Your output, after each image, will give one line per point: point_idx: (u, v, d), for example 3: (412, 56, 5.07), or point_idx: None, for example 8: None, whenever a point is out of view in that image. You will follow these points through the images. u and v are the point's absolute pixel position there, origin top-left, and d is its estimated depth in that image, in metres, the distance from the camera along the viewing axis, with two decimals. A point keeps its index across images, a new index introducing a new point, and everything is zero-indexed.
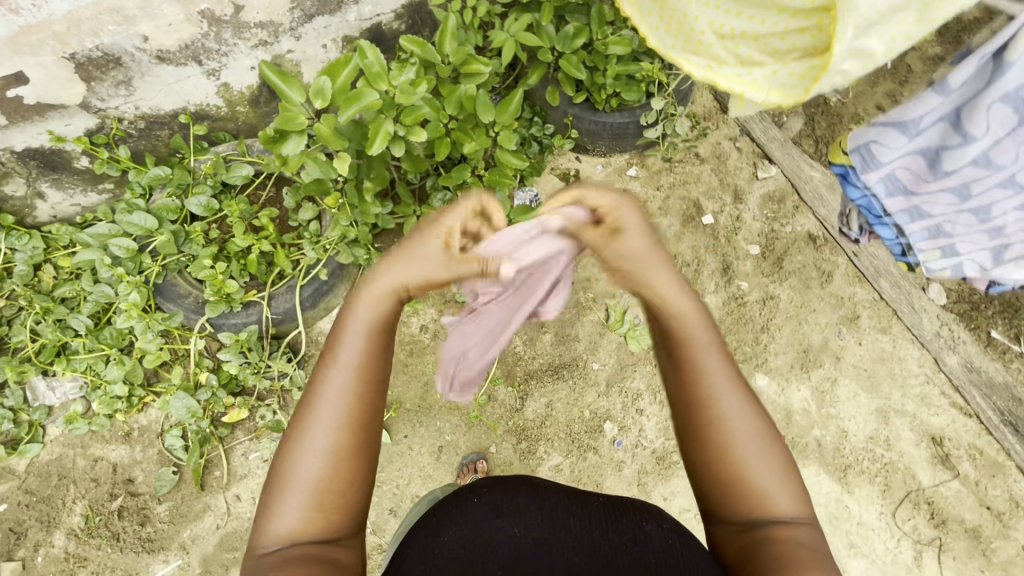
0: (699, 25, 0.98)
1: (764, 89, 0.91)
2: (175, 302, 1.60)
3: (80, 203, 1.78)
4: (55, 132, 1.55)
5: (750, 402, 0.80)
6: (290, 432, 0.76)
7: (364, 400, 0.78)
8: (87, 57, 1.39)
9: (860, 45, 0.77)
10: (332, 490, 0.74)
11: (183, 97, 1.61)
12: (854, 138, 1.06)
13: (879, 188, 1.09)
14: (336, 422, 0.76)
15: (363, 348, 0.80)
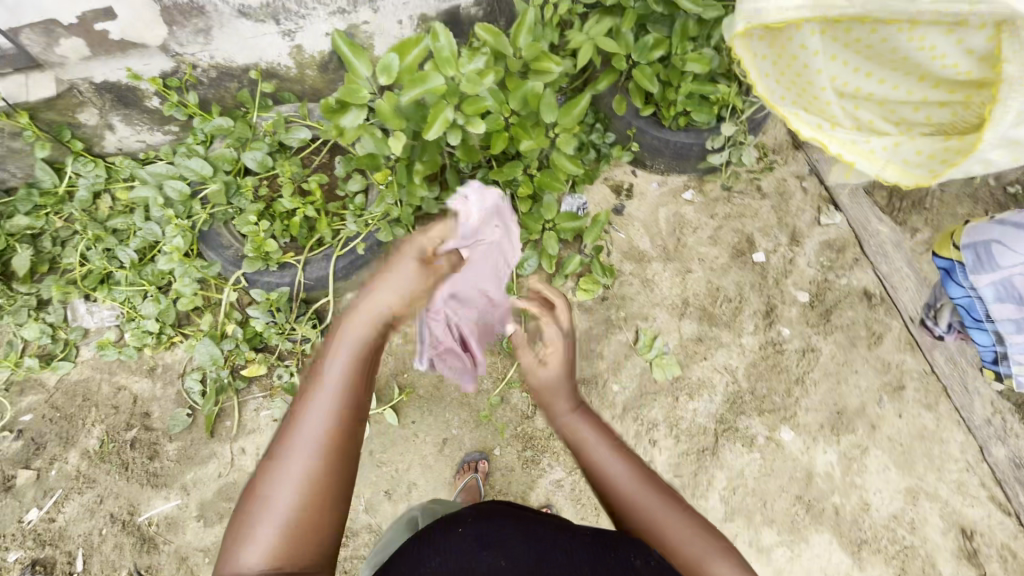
0: (821, 80, 1.14)
1: (889, 149, 1.07)
2: (217, 252, 1.63)
3: (145, 140, 1.85)
4: (133, 70, 1.61)
5: (649, 487, 0.86)
6: (272, 460, 0.80)
7: (345, 429, 0.82)
8: (174, 2, 1.46)
9: (1017, 134, 0.88)
10: (305, 522, 0.78)
11: (256, 53, 1.68)
12: (974, 236, 1.19)
13: (987, 290, 1.18)
14: (320, 464, 0.80)
15: (347, 378, 0.84)
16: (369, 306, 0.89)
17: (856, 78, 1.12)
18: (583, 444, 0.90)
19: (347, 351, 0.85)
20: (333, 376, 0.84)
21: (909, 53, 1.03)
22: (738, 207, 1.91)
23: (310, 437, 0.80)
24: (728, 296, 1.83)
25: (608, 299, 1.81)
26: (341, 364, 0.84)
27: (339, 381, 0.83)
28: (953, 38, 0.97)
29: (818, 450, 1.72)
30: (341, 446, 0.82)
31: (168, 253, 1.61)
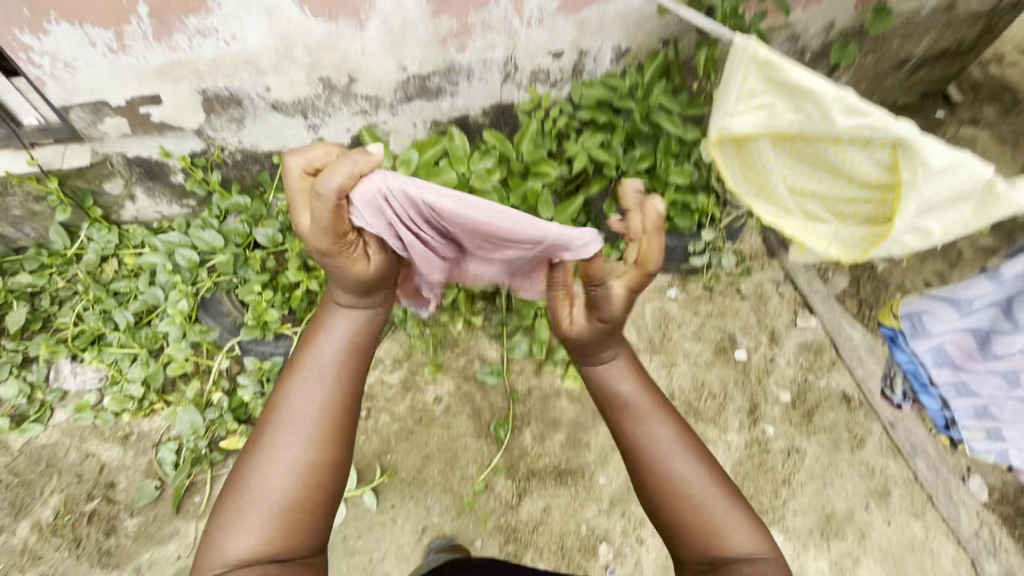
0: (774, 178, 1.05)
1: (827, 239, 1.04)
2: (215, 319, 1.69)
3: (161, 212, 1.95)
4: (165, 148, 1.75)
5: (698, 458, 0.95)
6: (263, 444, 0.88)
7: (333, 415, 0.92)
8: (216, 94, 1.64)
9: (924, 225, 0.85)
10: (296, 502, 0.85)
11: (281, 141, 1.85)
12: (906, 305, 1.08)
13: (926, 351, 1.06)
14: (312, 440, 0.89)
15: (337, 356, 0.99)
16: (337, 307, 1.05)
17: (795, 176, 1.04)
18: (617, 402, 1.03)
19: (337, 329, 1.02)
20: (320, 363, 0.96)
21: (835, 160, 0.96)
22: (719, 306, 2.02)
23: (304, 414, 0.91)
24: (713, 391, 1.87)
25: None
26: (328, 351, 0.99)
27: (329, 359, 0.97)
28: (862, 152, 0.90)
29: (808, 557, 1.67)
30: (330, 422, 0.92)
31: (169, 316, 1.66)
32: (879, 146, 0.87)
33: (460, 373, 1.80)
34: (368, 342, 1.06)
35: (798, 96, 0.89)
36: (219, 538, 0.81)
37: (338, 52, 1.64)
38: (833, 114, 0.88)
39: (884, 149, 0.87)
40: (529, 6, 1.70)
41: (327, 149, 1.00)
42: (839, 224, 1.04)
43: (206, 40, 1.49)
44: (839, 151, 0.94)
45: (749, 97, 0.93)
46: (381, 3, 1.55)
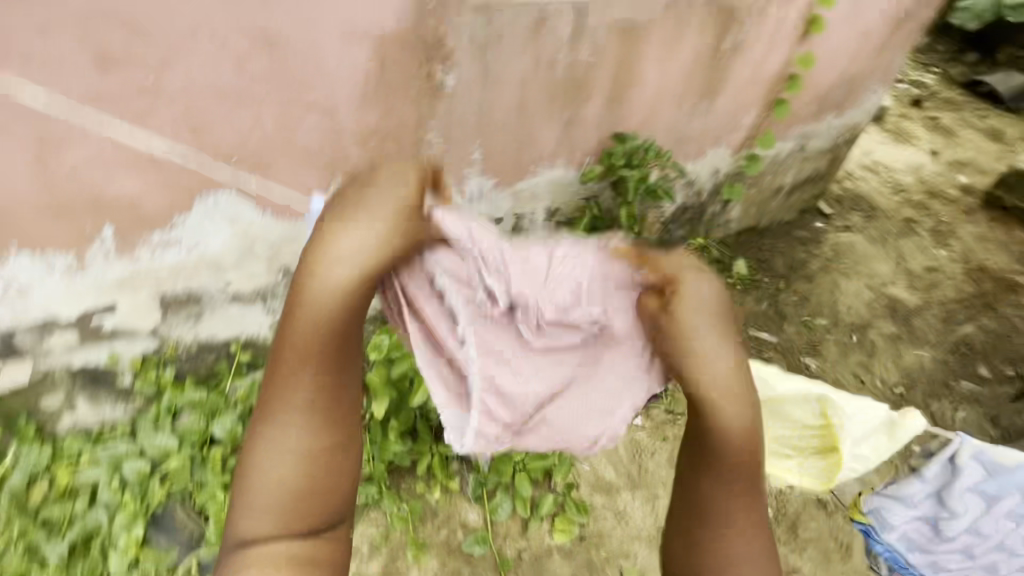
0: None
1: (796, 474, 1.04)
2: (171, 535, 1.62)
3: (104, 417, 1.78)
4: (115, 352, 1.71)
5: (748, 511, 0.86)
6: (265, 417, 0.81)
7: (326, 394, 0.82)
8: (174, 295, 1.67)
9: (859, 452, 1.04)
10: (299, 491, 0.80)
11: (240, 328, 1.85)
12: (867, 503, 1.29)
13: (897, 542, 1.29)
14: (310, 421, 0.81)
15: (326, 311, 0.80)
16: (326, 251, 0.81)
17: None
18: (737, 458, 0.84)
19: (318, 287, 0.80)
20: (309, 326, 0.80)
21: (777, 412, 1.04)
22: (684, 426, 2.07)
23: (303, 393, 0.81)
24: None
25: (587, 537, 1.78)
26: (320, 302, 0.80)
27: (317, 326, 0.80)
28: (796, 403, 1.04)
29: None
30: (327, 403, 0.82)
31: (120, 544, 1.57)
32: (808, 397, 1.04)
33: (444, 547, 1.71)
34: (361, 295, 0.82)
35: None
36: (241, 505, 0.80)
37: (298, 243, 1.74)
38: (772, 383, 1.05)
39: (813, 398, 1.04)
40: (470, 187, 1.95)
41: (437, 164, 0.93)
42: (799, 458, 1.04)
43: (169, 250, 1.57)
44: (781, 404, 1.04)
45: None
46: None
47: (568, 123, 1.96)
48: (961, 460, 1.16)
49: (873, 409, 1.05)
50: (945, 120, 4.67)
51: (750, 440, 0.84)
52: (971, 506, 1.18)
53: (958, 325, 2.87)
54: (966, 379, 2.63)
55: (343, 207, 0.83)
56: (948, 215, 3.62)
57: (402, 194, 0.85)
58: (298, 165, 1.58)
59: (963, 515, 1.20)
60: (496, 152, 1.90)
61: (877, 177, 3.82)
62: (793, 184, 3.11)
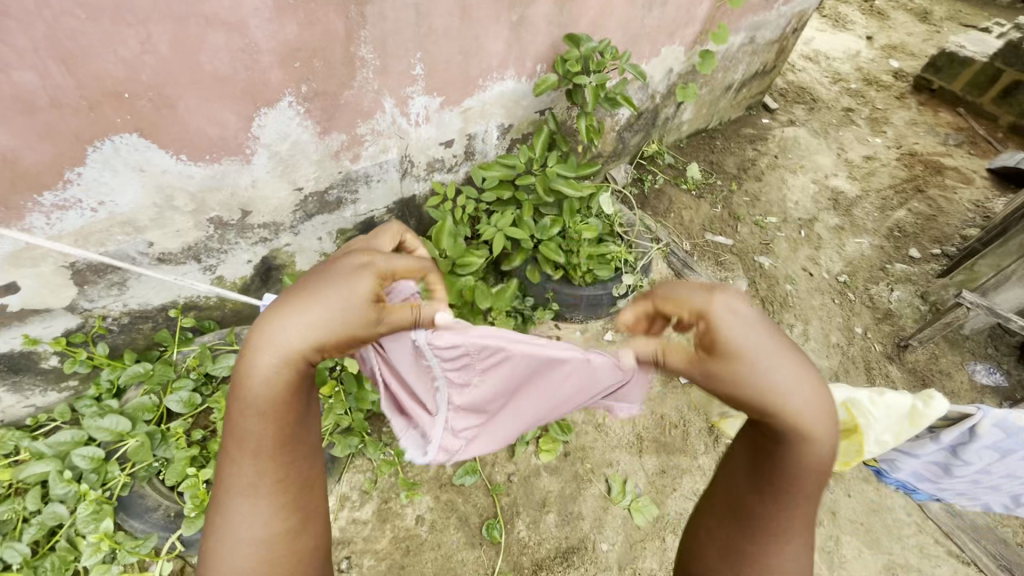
0: None
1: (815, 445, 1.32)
2: (142, 519, 1.47)
3: (35, 404, 1.64)
4: (30, 335, 1.49)
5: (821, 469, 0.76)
6: (224, 487, 0.79)
7: (289, 455, 0.81)
8: (88, 263, 1.44)
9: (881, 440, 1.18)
10: (279, 550, 0.79)
11: (175, 291, 1.66)
12: (879, 452, 1.34)
13: (907, 476, 1.35)
14: (270, 509, 0.79)
15: (267, 401, 0.76)
16: (273, 340, 0.75)
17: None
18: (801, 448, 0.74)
19: (251, 383, 0.75)
20: (257, 398, 0.76)
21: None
22: None
23: (260, 459, 0.78)
24: (674, 421, 1.98)
25: (571, 453, 1.85)
26: (264, 381, 0.76)
27: (264, 411, 0.77)
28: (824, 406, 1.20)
29: None
30: (289, 472, 0.81)
31: (90, 543, 1.39)
32: (834, 402, 1.19)
33: (435, 482, 1.72)
34: (299, 383, 0.79)
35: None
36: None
37: (226, 190, 1.54)
38: None
39: (837, 402, 1.19)
40: (414, 107, 1.74)
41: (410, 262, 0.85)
42: None
43: (69, 212, 1.32)
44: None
45: None
46: (265, 134, 1.50)
47: (517, 24, 1.75)
48: (979, 430, 1.13)
49: (900, 403, 1.14)
50: (877, 3, 4.64)
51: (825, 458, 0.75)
52: (984, 458, 1.19)
53: (892, 211, 3.02)
54: (900, 261, 2.80)
55: (286, 297, 0.77)
56: (883, 102, 3.70)
57: (360, 282, 0.80)
58: (209, 98, 1.34)
59: (974, 463, 1.21)
60: (440, 65, 1.68)
61: (816, 67, 3.81)
62: (743, 79, 3.03)
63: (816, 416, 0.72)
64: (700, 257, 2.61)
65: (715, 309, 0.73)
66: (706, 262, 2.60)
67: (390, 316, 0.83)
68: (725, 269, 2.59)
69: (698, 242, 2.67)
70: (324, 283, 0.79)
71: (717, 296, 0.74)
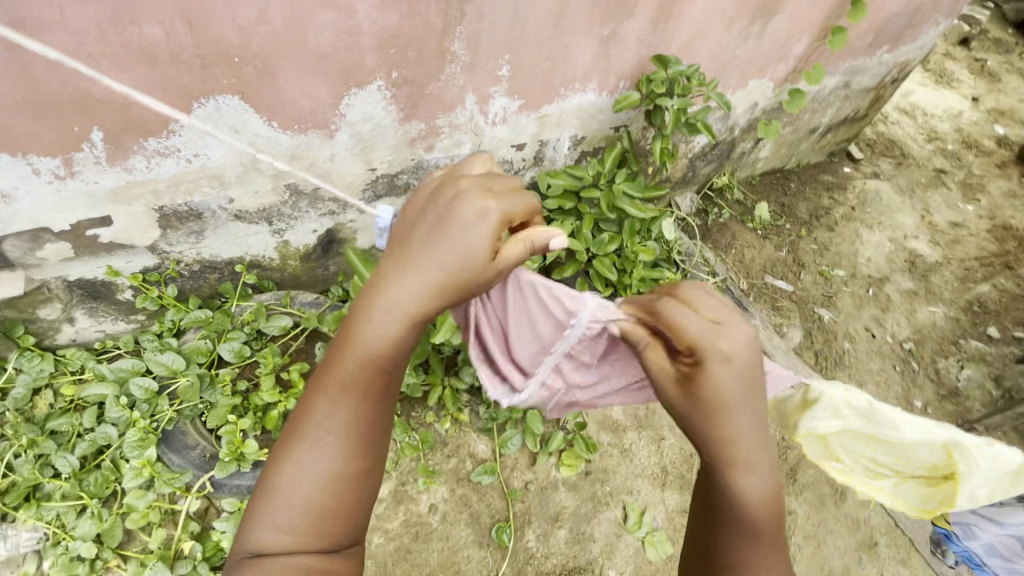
0: (852, 448, 1.08)
1: (888, 493, 1.13)
2: (182, 455, 1.55)
3: (105, 330, 1.76)
4: (113, 267, 1.61)
5: (770, 483, 0.82)
6: (314, 411, 0.88)
7: (376, 402, 0.90)
8: (174, 210, 1.54)
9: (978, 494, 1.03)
10: (344, 480, 0.87)
11: (244, 248, 1.76)
12: (957, 514, 1.41)
13: (978, 548, 1.40)
14: (341, 450, 0.87)
15: (377, 354, 0.87)
16: (408, 285, 0.88)
17: (861, 466, 1.10)
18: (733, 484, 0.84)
19: (376, 327, 0.87)
20: (367, 343, 0.87)
21: (897, 446, 1.04)
22: None
23: (353, 396, 0.88)
24: (703, 461, 1.91)
25: (592, 473, 1.81)
26: (379, 333, 0.87)
27: (369, 358, 0.87)
28: (921, 443, 1.02)
29: None
30: (372, 417, 0.90)
31: (134, 468, 1.51)
32: (936, 443, 1.01)
33: (453, 475, 1.73)
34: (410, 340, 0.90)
35: (868, 411, 1.01)
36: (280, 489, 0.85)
37: (307, 160, 1.62)
38: (906, 429, 1.00)
39: (941, 442, 1.01)
40: (493, 106, 1.78)
41: (526, 205, 0.95)
42: (896, 479, 1.11)
43: (166, 159, 1.43)
44: (906, 443, 1.03)
45: (838, 413, 1.03)
46: (351, 113, 1.57)
47: (607, 39, 1.76)
48: None
49: (1009, 459, 1.00)
50: (989, 63, 4.36)
51: (766, 497, 0.82)
52: None
53: (975, 284, 2.81)
54: (975, 338, 2.61)
55: (416, 245, 0.90)
56: (981, 168, 3.46)
57: (480, 235, 0.90)
58: (306, 71, 1.41)
59: None
60: (526, 69, 1.71)
61: (911, 122, 3.61)
62: (830, 124, 2.92)
63: (750, 449, 0.81)
64: (756, 299, 2.52)
65: (713, 350, 0.81)
66: (761, 304, 2.51)
67: (505, 258, 0.93)
68: (781, 315, 2.49)
69: (756, 283, 2.58)
70: (453, 226, 0.90)
71: (728, 326, 0.83)
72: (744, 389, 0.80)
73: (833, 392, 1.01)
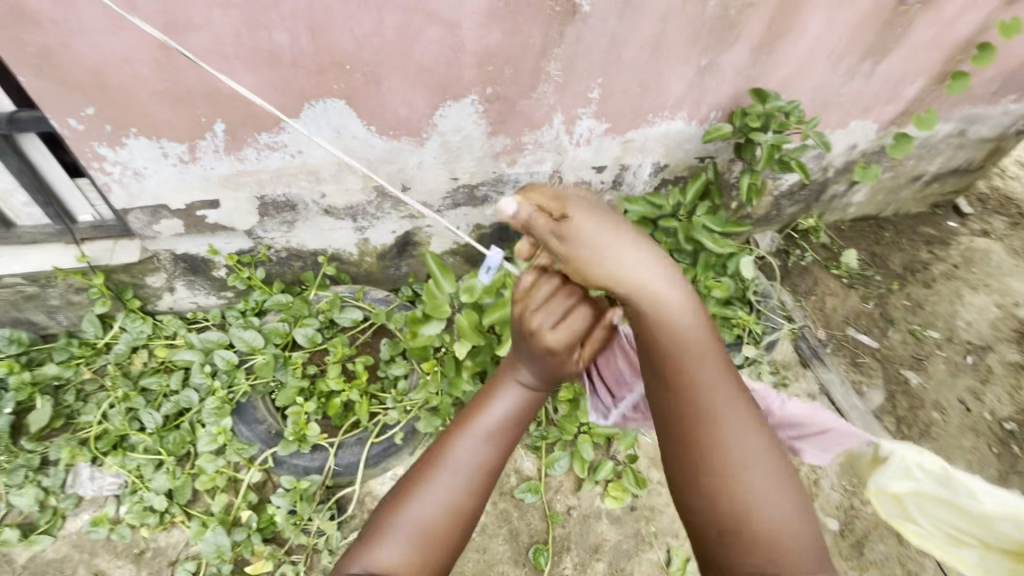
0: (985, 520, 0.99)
1: (976, 566, 1.05)
2: (250, 428, 1.65)
3: (198, 302, 1.92)
4: (214, 246, 1.76)
5: (700, 323, 0.81)
6: (443, 449, 0.94)
7: (495, 456, 0.94)
8: (273, 200, 1.67)
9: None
10: (451, 522, 0.89)
11: (328, 241, 1.87)
12: None
13: None
14: (465, 491, 0.91)
15: (505, 420, 0.97)
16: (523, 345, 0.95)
17: (943, 530, 1.06)
18: (692, 391, 0.80)
19: (507, 398, 0.98)
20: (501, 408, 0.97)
21: (984, 518, 0.99)
22: None
23: (479, 442, 0.94)
24: None
25: (638, 509, 1.75)
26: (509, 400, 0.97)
27: (503, 419, 0.96)
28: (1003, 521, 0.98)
29: None
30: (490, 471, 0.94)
31: (210, 434, 1.62)
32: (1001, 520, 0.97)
33: (497, 488, 1.73)
34: (526, 415, 1.00)
35: (942, 476, 1.00)
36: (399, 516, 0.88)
37: (396, 164, 1.71)
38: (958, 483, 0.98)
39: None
40: (579, 127, 1.79)
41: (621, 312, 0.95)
42: (983, 550, 1.03)
43: (274, 153, 1.55)
44: (987, 517, 0.99)
45: (910, 477, 1.04)
46: (443, 124, 1.64)
47: (704, 69, 1.73)
48: None
49: None
50: None
51: (683, 313, 0.79)
52: None
53: None
54: None
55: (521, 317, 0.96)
56: None
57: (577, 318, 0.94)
58: (408, 82, 1.49)
59: None
60: (617, 94, 1.72)
61: None
62: (936, 173, 2.70)
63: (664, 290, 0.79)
64: (834, 351, 2.36)
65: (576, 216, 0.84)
66: (839, 358, 2.35)
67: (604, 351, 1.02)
68: (861, 372, 2.32)
69: (836, 335, 2.41)
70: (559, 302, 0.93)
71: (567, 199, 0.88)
72: (612, 233, 0.82)
73: (901, 451, 1.03)
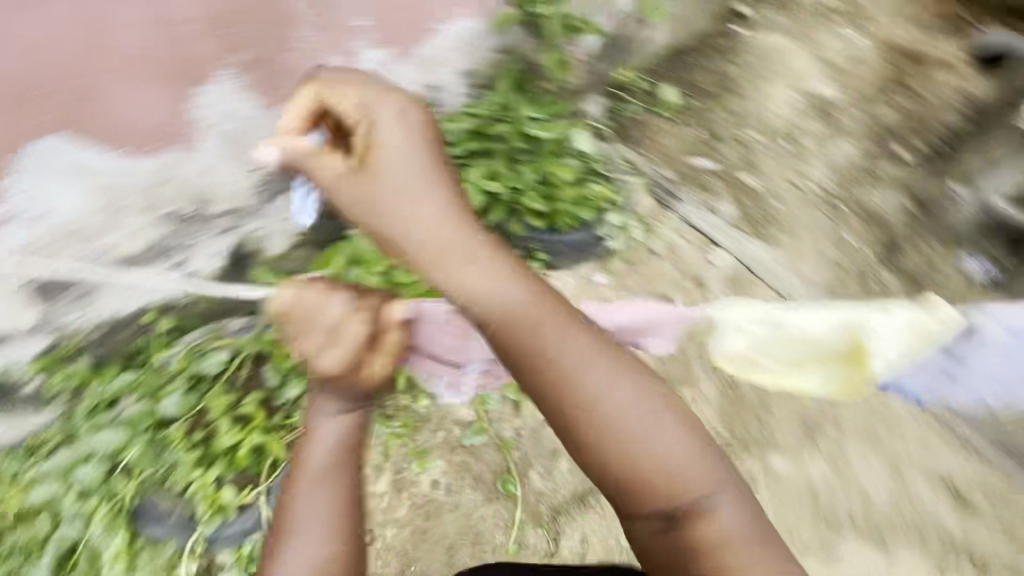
0: (812, 343, 1.14)
1: (818, 386, 1.20)
2: (161, 524, 1.52)
3: (26, 428, 1.54)
4: (5, 361, 1.42)
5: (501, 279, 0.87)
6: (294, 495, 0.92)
7: (343, 486, 0.92)
8: (46, 280, 1.36)
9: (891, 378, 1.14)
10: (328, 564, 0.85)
11: (148, 294, 1.56)
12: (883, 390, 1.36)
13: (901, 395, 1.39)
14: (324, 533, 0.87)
15: (341, 442, 0.96)
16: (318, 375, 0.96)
17: (786, 367, 1.19)
18: (503, 331, 0.83)
19: (333, 427, 0.97)
20: (331, 435, 0.96)
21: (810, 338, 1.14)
22: (645, 273, 2.28)
23: (322, 476, 0.92)
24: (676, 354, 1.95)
25: None
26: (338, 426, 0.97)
27: (337, 444, 0.95)
28: (828, 334, 1.13)
29: (807, 463, 1.88)
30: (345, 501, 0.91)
31: (116, 553, 1.50)
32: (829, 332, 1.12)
33: (446, 447, 1.73)
34: (364, 435, 1.00)
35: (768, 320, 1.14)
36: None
37: (177, 182, 1.44)
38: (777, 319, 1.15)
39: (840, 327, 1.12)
40: (368, 58, 1.60)
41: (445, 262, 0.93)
42: (824, 371, 1.17)
43: (12, 231, 1.25)
44: (816, 337, 1.14)
45: (742, 330, 1.20)
46: (205, 115, 1.38)
47: None
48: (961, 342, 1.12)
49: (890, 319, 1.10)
50: None
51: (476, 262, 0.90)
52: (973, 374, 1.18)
53: (878, 108, 2.90)
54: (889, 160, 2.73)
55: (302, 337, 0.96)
56: None
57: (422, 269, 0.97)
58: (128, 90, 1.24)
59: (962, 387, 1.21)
60: (381, 13, 1.54)
61: None
62: None
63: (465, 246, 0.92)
64: (684, 185, 2.56)
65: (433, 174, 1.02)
66: (690, 189, 2.56)
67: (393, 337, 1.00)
68: (710, 193, 2.54)
69: (681, 170, 2.61)
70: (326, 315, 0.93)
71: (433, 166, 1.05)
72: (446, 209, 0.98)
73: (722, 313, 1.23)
